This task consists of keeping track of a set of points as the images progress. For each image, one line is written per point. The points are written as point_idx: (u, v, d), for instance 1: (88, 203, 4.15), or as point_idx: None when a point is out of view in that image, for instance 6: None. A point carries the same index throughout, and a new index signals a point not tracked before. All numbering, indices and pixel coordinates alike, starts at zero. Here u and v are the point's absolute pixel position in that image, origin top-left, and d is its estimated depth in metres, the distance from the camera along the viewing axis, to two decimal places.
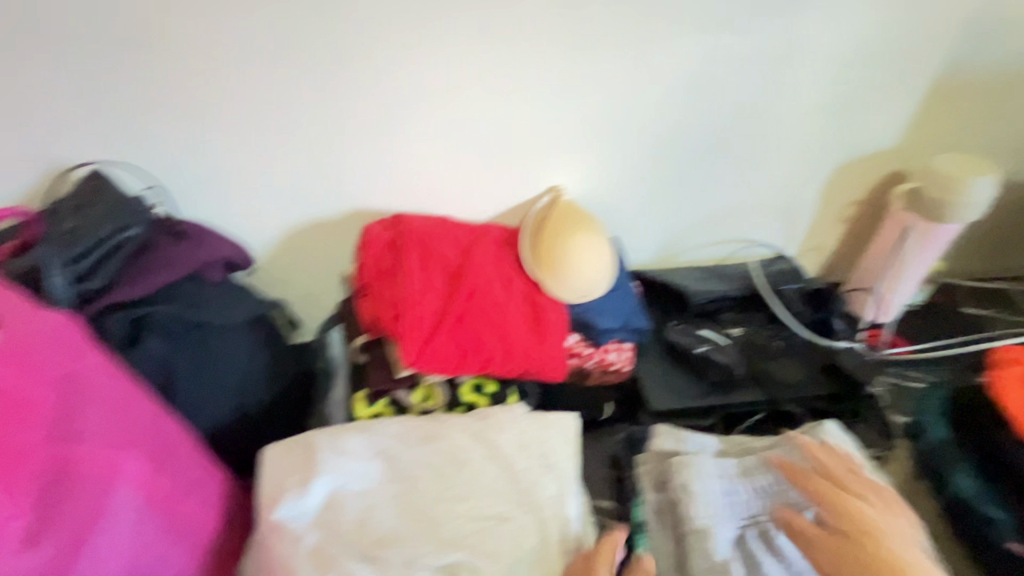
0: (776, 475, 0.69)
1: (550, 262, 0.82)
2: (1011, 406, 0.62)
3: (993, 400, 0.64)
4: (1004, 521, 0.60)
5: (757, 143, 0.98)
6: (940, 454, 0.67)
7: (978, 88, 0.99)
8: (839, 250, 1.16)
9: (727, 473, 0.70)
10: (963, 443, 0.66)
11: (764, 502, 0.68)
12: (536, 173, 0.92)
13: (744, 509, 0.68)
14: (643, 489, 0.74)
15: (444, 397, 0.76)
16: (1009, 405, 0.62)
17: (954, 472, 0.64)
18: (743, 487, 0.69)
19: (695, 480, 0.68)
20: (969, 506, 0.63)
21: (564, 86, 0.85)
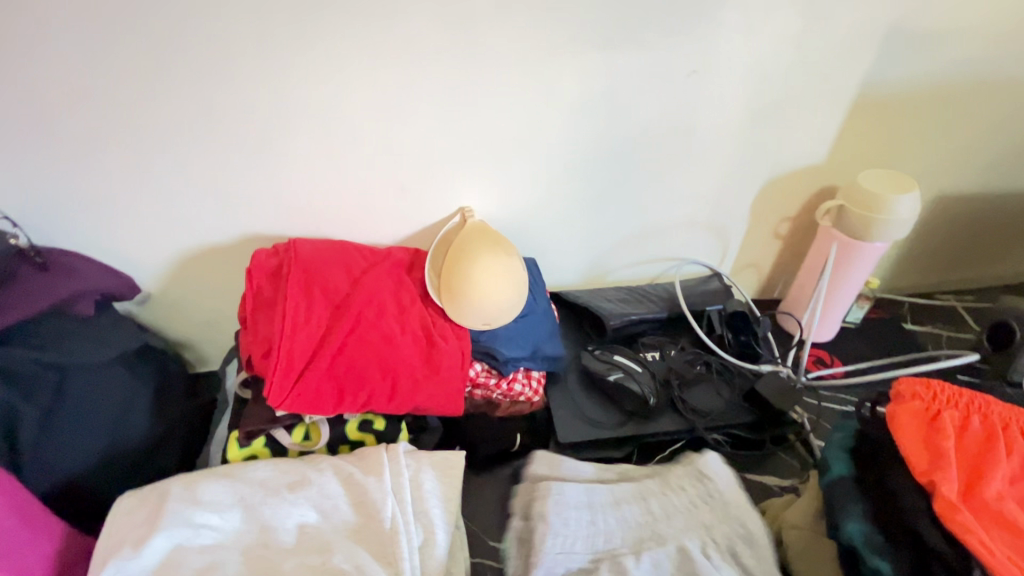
0: (644, 507, 0.67)
1: (450, 290, 0.78)
2: (906, 445, 0.59)
3: (889, 432, 0.61)
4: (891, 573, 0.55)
5: (676, 162, 0.95)
6: (838, 492, 0.62)
7: (904, 101, 0.96)
8: (775, 267, 1.13)
9: (593, 503, 0.67)
10: (862, 482, 0.62)
11: (625, 534, 0.64)
12: (443, 192, 0.89)
13: (599, 540, 0.64)
14: (512, 516, 0.70)
15: (325, 437, 0.74)
16: (905, 443, 0.60)
17: (847, 514, 0.60)
18: (606, 518, 0.66)
19: (553, 509, 0.65)
20: (856, 553, 0.58)
21: (462, 105, 0.82)
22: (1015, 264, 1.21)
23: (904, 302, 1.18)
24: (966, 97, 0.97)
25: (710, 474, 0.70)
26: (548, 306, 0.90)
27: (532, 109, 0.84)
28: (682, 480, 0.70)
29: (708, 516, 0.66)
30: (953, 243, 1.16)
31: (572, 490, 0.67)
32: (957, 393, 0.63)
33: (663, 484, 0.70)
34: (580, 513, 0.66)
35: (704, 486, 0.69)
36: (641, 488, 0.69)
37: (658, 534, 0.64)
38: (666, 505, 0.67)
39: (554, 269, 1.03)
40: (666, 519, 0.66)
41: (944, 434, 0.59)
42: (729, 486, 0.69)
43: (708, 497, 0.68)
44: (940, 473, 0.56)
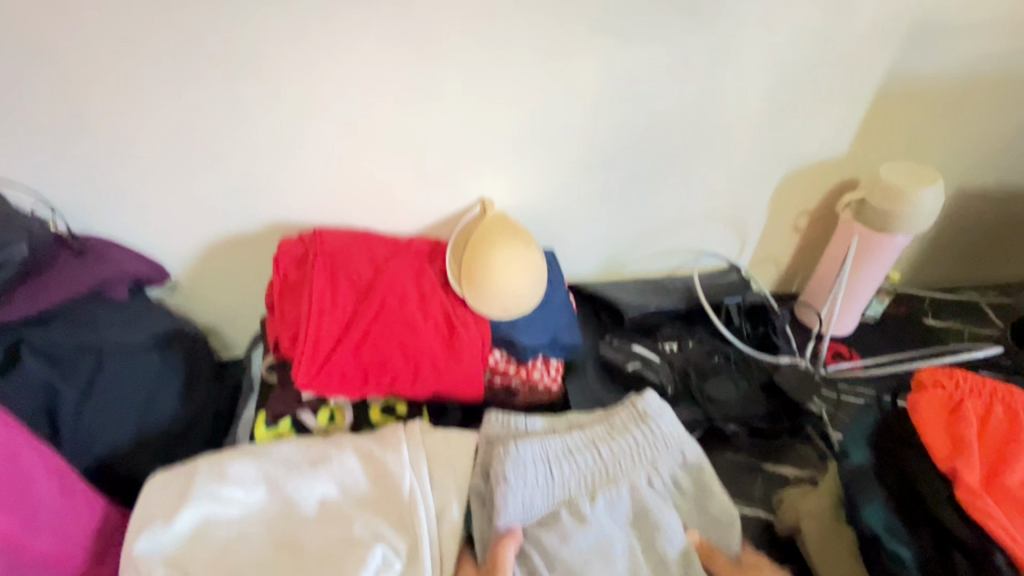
0: (597, 450, 0.65)
1: (471, 278, 0.79)
2: (929, 437, 0.60)
3: (909, 419, 0.62)
4: (912, 561, 0.56)
5: (695, 154, 0.95)
6: (858, 481, 0.62)
7: (928, 93, 0.95)
8: (793, 261, 1.13)
9: (549, 455, 0.64)
10: (883, 471, 0.62)
11: (583, 480, 0.64)
12: (462, 183, 0.90)
13: (558, 490, 0.63)
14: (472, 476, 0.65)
15: (349, 420, 0.76)
16: (927, 433, 0.60)
17: (868, 502, 0.60)
18: (562, 468, 0.64)
19: (513, 471, 0.61)
20: (875, 541, 0.58)
21: (482, 97, 0.82)
22: None
23: (927, 297, 1.17)
24: (993, 88, 0.96)
25: (649, 412, 0.68)
26: (566, 296, 0.91)
27: (551, 102, 0.85)
28: (626, 422, 0.68)
29: (654, 455, 0.66)
30: (976, 238, 1.14)
31: (528, 449, 0.63)
32: (979, 382, 0.63)
33: (612, 424, 0.67)
34: (538, 468, 0.63)
35: (647, 425, 0.67)
36: (590, 435, 0.66)
37: (611, 477, 0.65)
38: (618, 449, 0.66)
39: (572, 261, 1.04)
40: (618, 462, 0.65)
41: (966, 423, 0.59)
42: (671, 421, 0.67)
43: (652, 436, 0.67)
44: (959, 460, 0.57)
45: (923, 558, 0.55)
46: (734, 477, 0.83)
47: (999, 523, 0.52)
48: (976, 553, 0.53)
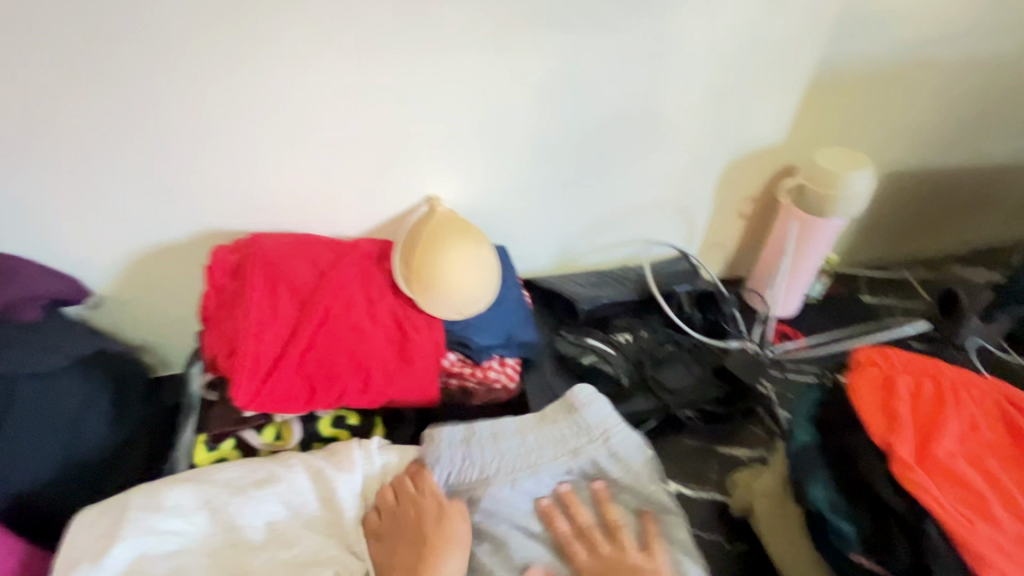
0: (521, 441, 0.68)
1: (422, 281, 0.78)
2: (869, 418, 0.62)
3: (847, 397, 0.66)
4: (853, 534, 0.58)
5: (642, 145, 0.96)
6: (802, 461, 0.65)
7: (858, 81, 0.99)
8: (740, 246, 1.16)
9: (469, 436, 0.68)
10: (825, 449, 0.64)
11: (499, 465, 0.66)
12: (408, 182, 0.87)
13: (474, 473, 0.66)
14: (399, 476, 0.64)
15: (297, 436, 0.73)
16: (865, 413, 0.63)
17: (812, 481, 0.62)
18: (482, 453, 0.67)
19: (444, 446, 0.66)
20: (820, 517, 0.61)
21: (425, 92, 0.80)
22: (966, 235, 1.26)
23: (863, 276, 1.23)
24: (915, 76, 1.01)
25: (580, 412, 0.70)
26: (520, 294, 0.90)
27: (496, 95, 0.83)
28: (555, 414, 0.71)
29: (575, 445, 0.68)
30: (906, 217, 1.21)
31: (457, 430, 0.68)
32: (908, 360, 0.68)
33: (540, 422, 0.71)
34: (456, 450, 0.67)
35: (575, 421, 0.70)
36: (521, 424, 0.70)
37: (531, 464, 0.67)
38: (541, 439, 0.69)
39: (526, 256, 1.03)
40: (539, 451, 0.68)
41: (898, 399, 0.63)
42: (602, 411, 0.70)
43: (576, 429, 0.69)
44: (892, 434, 0.60)
45: (864, 532, 0.58)
46: (690, 461, 0.85)
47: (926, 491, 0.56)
48: (909, 521, 0.56)
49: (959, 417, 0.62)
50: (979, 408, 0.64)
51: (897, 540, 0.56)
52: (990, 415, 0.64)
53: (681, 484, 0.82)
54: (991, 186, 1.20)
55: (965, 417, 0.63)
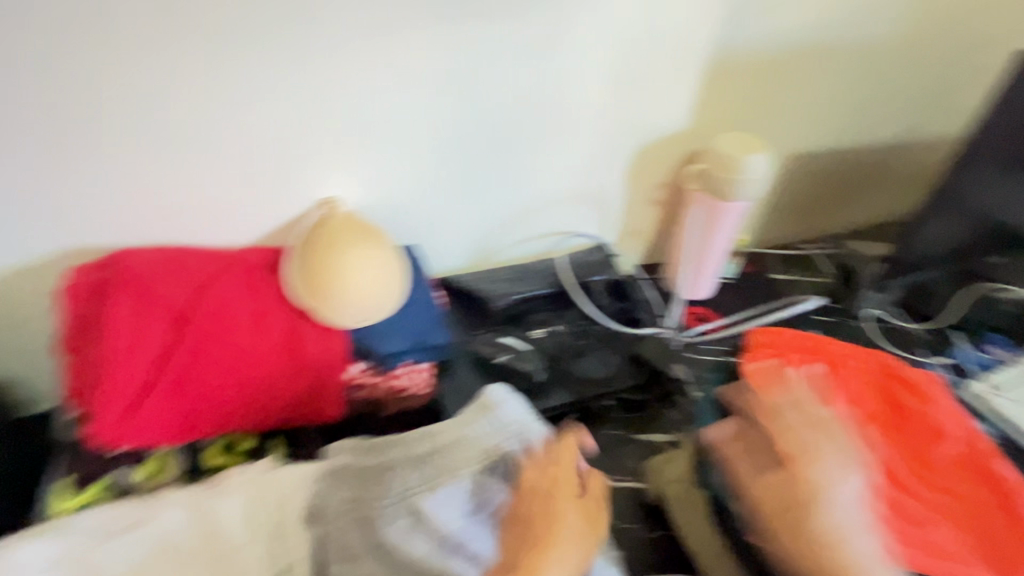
0: (435, 444, 0.62)
1: (317, 289, 0.73)
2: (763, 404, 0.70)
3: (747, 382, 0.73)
4: (741, 517, 0.66)
5: (547, 136, 0.94)
6: (706, 448, 0.71)
7: (754, 66, 1.01)
8: (658, 232, 1.16)
9: (377, 445, 0.62)
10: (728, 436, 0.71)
11: (415, 471, 0.59)
12: (300, 183, 0.81)
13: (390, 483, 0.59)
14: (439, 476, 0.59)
15: (179, 469, 0.68)
16: (762, 400, 0.71)
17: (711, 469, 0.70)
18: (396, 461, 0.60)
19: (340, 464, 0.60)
20: (716, 500, 0.69)
21: (307, 87, 0.74)
22: (864, 210, 1.34)
23: (774, 255, 1.27)
24: (806, 59, 1.04)
25: (492, 409, 0.65)
26: (429, 295, 0.86)
27: (385, 87, 0.79)
28: (470, 415, 0.65)
29: (492, 441, 0.63)
30: (810, 196, 1.26)
31: (355, 446, 0.62)
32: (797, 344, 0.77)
33: (454, 423, 0.64)
34: (362, 458, 0.61)
35: (488, 417, 0.65)
36: (436, 427, 0.63)
37: (448, 465, 0.60)
38: (456, 438, 0.63)
39: (438, 254, 0.99)
40: (455, 451, 0.62)
41: (788, 381, 0.71)
42: (515, 407, 0.66)
43: (490, 425, 0.64)
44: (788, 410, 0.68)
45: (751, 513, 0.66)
46: (609, 451, 0.84)
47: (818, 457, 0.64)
48: (789, 500, 0.62)
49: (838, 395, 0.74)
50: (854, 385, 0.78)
51: (780, 517, 0.62)
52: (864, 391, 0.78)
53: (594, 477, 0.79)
54: (882, 164, 1.27)
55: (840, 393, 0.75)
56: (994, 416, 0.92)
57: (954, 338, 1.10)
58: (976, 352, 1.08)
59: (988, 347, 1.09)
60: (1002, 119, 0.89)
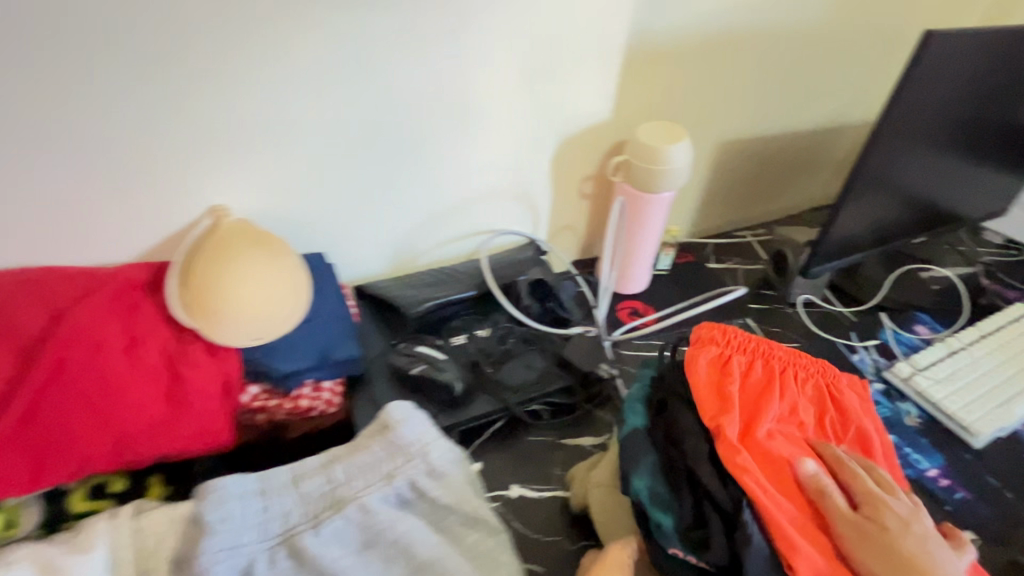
0: (327, 476, 0.57)
1: (201, 307, 0.67)
2: (698, 390, 0.69)
3: (687, 375, 0.71)
4: (668, 525, 0.61)
5: (463, 133, 0.89)
6: (633, 448, 0.66)
7: (674, 54, 0.99)
8: (590, 227, 1.13)
9: (267, 486, 0.56)
10: (654, 436, 0.67)
11: (302, 509, 0.55)
12: (182, 189, 0.76)
13: (274, 526, 0.54)
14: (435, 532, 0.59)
15: (37, 519, 0.61)
16: (697, 389, 0.69)
17: (639, 472, 0.63)
18: (280, 501, 0.55)
19: (212, 509, 0.52)
20: (640, 507, 0.62)
21: (182, 86, 0.70)
22: (795, 196, 1.35)
23: (710, 244, 1.27)
24: (727, 45, 1.02)
25: (394, 430, 0.60)
26: (341, 304, 0.81)
27: (268, 84, 0.74)
28: (370, 438, 0.60)
29: (391, 466, 0.58)
30: (742, 184, 1.26)
31: (236, 481, 0.55)
32: (747, 341, 0.75)
33: (351, 449, 0.60)
34: (249, 502, 0.54)
35: (389, 439, 0.60)
36: (331, 455, 0.59)
37: (339, 498, 0.56)
38: (351, 466, 0.58)
39: (355, 261, 0.94)
40: (348, 482, 0.57)
41: (731, 379, 0.70)
42: (422, 424, 0.61)
43: (390, 448, 0.59)
44: (724, 413, 0.66)
45: (680, 523, 0.61)
46: (536, 459, 0.80)
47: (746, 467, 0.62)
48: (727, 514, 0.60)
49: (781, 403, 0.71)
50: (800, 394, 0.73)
51: (716, 533, 0.59)
52: (809, 400, 0.74)
53: (524, 486, 0.77)
54: (810, 149, 1.28)
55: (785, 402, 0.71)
56: (919, 396, 0.93)
57: (880, 318, 1.10)
58: (905, 332, 1.07)
59: (915, 326, 1.09)
60: (916, 100, 0.89)
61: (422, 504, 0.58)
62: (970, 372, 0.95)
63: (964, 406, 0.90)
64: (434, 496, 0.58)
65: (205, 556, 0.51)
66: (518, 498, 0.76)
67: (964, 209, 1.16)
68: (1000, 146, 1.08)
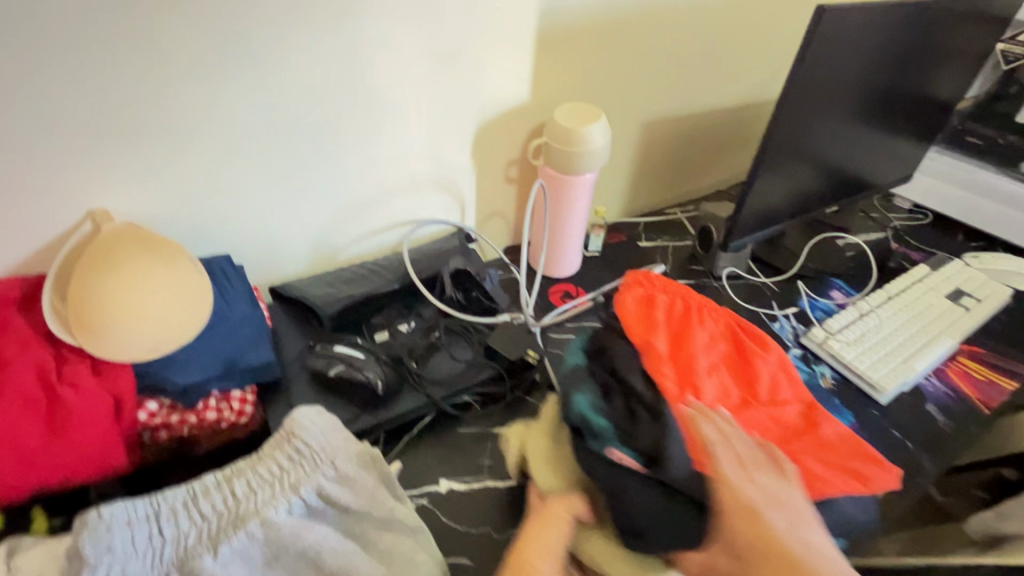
0: (227, 493, 0.55)
1: (81, 321, 0.62)
2: (626, 318, 0.80)
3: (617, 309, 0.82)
4: (608, 433, 0.64)
5: (371, 121, 0.85)
6: (573, 376, 0.72)
7: (587, 34, 0.97)
8: (520, 212, 1.12)
9: (157, 510, 0.53)
10: (593, 369, 0.73)
11: (198, 531, 0.53)
12: (55, 193, 0.70)
13: (167, 551, 0.52)
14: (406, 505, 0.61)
15: None
16: (625, 317, 0.80)
17: (580, 391, 0.69)
18: (174, 523, 0.53)
19: (90, 541, 0.49)
20: (582, 418, 0.66)
21: (40, 84, 0.63)
22: (721, 172, 1.38)
23: (642, 223, 1.28)
24: (641, 22, 1.02)
25: (302, 434, 0.57)
26: (249, 307, 0.77)
27: (140, 76, 0.67)
28: (274, 446, 0.58)
29: (297, 476, 0.56)
30: (669, 162, 1.27)
31: (119, 508, 0.51)
32: (667, 281, 0.86)
33: (253, 463, 0.57)
34: (137, 529, 0.51)
35: (294, 444, 0.57)
36: (231, 470, 0.56)
37: (240, 514, 0.54)
38: (254, 479, 0.56)
39: (268, 260, 0.90)
40: (251, 496, 0.55)
41: (657, 309, 0.81)
42: (328, 428, 0.59)
43: (296, 456, 0.57)
44: (651, 337, 0.76)
45: (615, 425, 0.66)
46: (465, 451, 0.79)
47: (665, 377, 0.72)
48: (652, 410, 0.66)
49: (703, 333, 0.81)
50: (719, 329, 0.84)
51: (641, 424, 0.65)
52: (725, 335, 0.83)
53: (452, 479, 0.76)
54: (732, 126, 1.31)
55: (707, 336, 0.82)
56: (833, 358, 0.98)
57: (799, 286, 1.14)
58: (821, 299, 1.11)
59: (830, 292, 1.14)
60: (817, 73, 0.92)
61: (332, 510, 0.57)
62: (876, 333, 1.01)
63: (871, 365, 0.96)
64: (344, 503, 0.57)
65: None
66: (447, 492, 0.75)
67: (875, 177, 1.22)
68: (900, 116, 1.14)
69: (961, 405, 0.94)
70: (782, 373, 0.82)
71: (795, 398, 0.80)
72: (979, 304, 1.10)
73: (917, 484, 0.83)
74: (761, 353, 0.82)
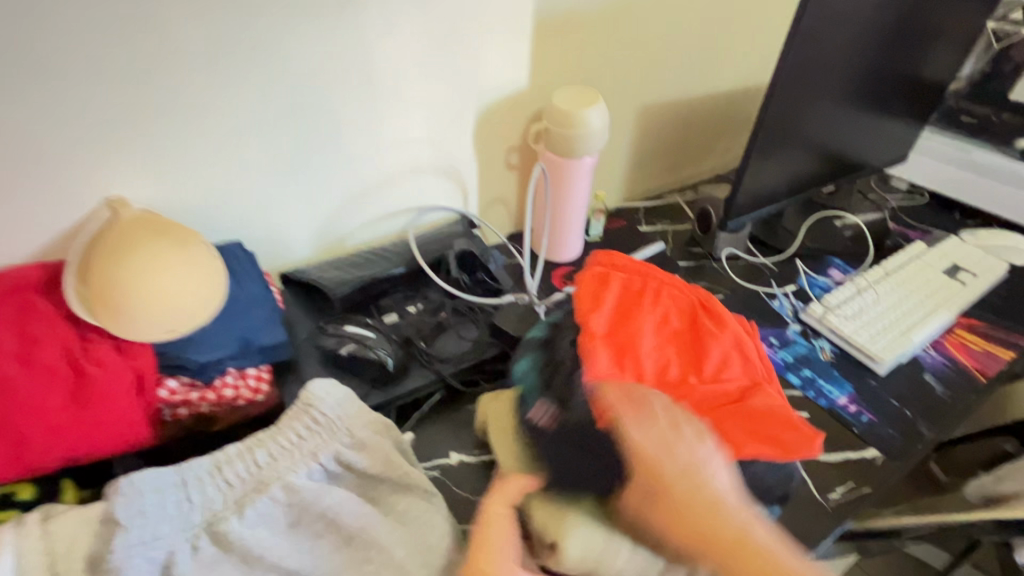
0: (250, 461, 0.58)
1: (103, 301, 0.65)
2: (581, 291, 0.78)
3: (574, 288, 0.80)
4: (530, 397, 0.71)
5: (373, 108, 0.88)
6: (528, 346, 0.78)
7: (582, 22, 1.00)
8: (521, 198, 1.14)
9: (185, 478, 0.55)
10: (547, 339, 0.77)
11: (223, 496, 0.56)
12: (78, 183, 0.72)
13: (194, 515, 0.54)
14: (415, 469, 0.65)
15: None
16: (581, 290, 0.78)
17: (522, 359, 0.76)
18: (201, 489, 0.55)
19: (122, 505, 0.51)
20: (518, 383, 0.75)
21: (58, 77, 0.66)
22: (719, 157, 1.40)
23: (642, 207, 1.30)
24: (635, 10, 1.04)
25: (315, 401, 0.61)
26: (263, 290, 0.79)
27: (153, 68, 0.70)
28: (291, 416, 0.61)
29: (315, 443, 0.60)
30: (667, 148, 1.29)
31: (147, 475, 0.53)
32: (629, 262, 0.82)
33: (273, 433, 0.60)
34: (166, 495, 0.54)
35: (310, 413, 0.61)
36: (253, 440, 0.59)
37: (263, 480, 0.57)
38: (276, 447, 0.59)
39: (278, 247, 0.92)
40: (273, 463, 0.58)
41: (608, 288, 0.77)
42: (342, 398, 0.62)
43: (313, 424, 0.60)
44: (590, 315, 0.73)
45: (537, 390, 0.71)
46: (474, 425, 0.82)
47: (597, 352, 0.69)
48: (560, 373, 0.70)
49: (654, 311, 0.76)
50: (675, 307, 0.78)
51: (553, 386, 0.70)
52: (682, 316, 0.78)
53: (461, 452, 0.79)
54: (728, 111, 1.33)
55: (658, 313, 0.76)
56: (832, 332, 1.00)
57: (797, 265, 1.16)
58: (819, 276, 1.14)
59: (829, 269, 1.16)
60: (808, 53, 0.94)
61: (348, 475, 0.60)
62: (874, 307, 1.03)
63: (870, 337, 0.98)
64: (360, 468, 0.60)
65: (124, 551, 0.50)
66: (459, 463, 0.77)
67: (870, 157, 1.24)
68: (893, 96, 1.16)
69: (959, 375, 0.96)
70: (737, 353, 0.74)
71: (745, 377, 0.72)
72: (976, 278, 1.12)
73: (917, 450, 0.85)
74: (714, 330, 0.75)
